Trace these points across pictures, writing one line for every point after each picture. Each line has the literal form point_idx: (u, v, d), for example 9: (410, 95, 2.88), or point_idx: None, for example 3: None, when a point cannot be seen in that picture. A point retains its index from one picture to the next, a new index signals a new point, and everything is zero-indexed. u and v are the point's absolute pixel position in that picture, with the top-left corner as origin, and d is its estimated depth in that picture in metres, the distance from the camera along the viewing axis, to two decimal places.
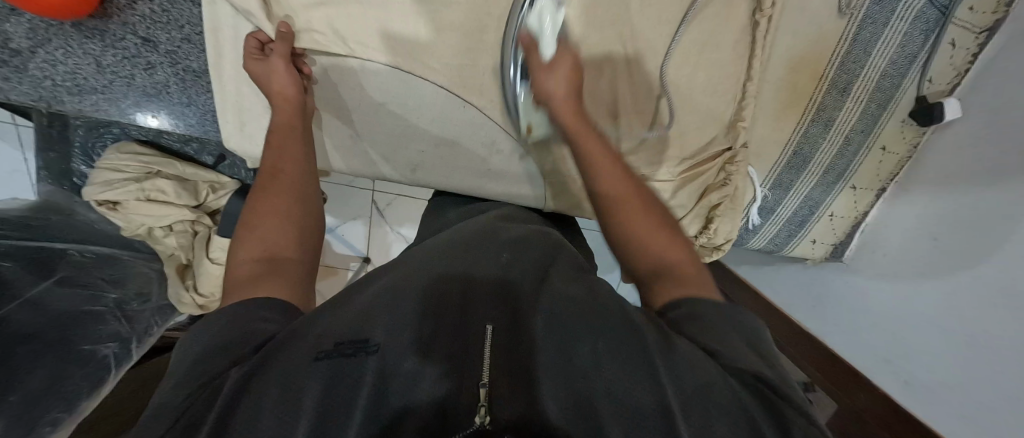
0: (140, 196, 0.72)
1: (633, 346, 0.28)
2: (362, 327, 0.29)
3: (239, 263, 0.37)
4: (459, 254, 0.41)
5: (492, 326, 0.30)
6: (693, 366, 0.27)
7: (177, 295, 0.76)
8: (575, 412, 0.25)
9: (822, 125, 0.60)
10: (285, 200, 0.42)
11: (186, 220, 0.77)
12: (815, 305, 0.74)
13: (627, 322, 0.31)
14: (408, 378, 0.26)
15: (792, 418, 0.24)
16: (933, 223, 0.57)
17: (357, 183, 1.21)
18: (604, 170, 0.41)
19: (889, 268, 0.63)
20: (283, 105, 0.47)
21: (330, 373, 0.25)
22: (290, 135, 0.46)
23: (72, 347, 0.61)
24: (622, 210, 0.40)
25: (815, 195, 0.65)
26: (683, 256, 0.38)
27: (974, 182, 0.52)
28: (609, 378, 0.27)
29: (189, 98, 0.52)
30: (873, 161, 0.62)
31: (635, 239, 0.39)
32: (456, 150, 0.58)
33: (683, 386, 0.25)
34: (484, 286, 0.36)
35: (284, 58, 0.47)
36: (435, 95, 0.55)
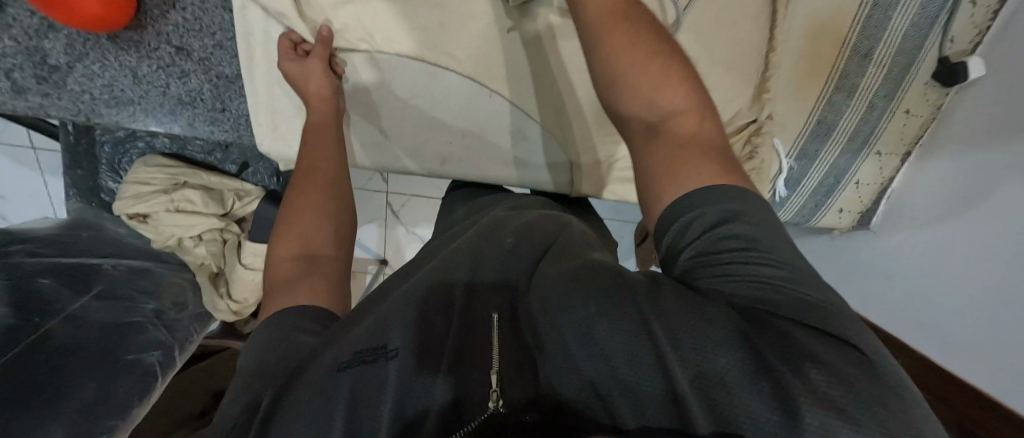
0: (170, 207, 0.74)
1: (626, 311, 0.25)
2: (376, 331, 0.30)
3: (278, 262, 0.38)
4: (484, 238, 0.41)
5: (497, 314, 0.32)
6: (694, 314, 0.22)
7: (213, 303, 0.77)
8: (586, 393, 0.24)
9: (846, 92, 0.60)
10: (317, 198, 0.42)
11: (215, 229, 0.78)
12: (852, 272, 0.73)
13: (621, 281, 0.27)
14: (423, 377, 0.27)
15: (820, 359, 0.18)
16: (954, 186, 0.58)
17: (371, 186, 1.22)
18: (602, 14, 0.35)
19: (920, 233, 0.63)
20: (317, 111, 0.48)
21: (354, 382, 0.27)
22: (324, 138, 0.47)
23: (118, 356, 0.63)
24: (617, 45, 0.34)
25: (841, 163, 0.64)
26: (700, 124, 0.32)
27: (990, 140, 0.53)
28: (604, 354, 0.24)
29: (223, 104, 0.52)
30: (898, 125, 0.62)
31: (627, 77, 0.33)
32: (482, 141, 0.58)
33: (680, 341, 0.21)
34: (503, 270, 0.37)
35: (320, 60, 0.48)
36: (462, 86, 0.55)
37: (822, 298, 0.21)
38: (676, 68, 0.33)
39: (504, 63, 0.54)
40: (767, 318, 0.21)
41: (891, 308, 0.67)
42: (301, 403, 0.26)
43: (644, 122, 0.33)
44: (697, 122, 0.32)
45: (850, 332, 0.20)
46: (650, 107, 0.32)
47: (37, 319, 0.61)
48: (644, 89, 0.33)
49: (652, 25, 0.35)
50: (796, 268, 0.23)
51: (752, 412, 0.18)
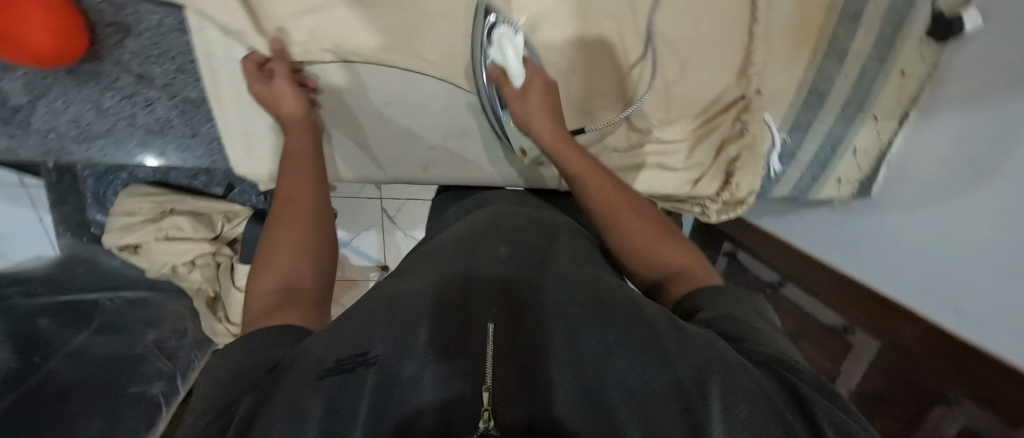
0: (159, 235, 0.74)
1: (641, 334, 0.27)
2: (360, 339, 0.29)
3: (257, 296, 0.36)
4: (472, 252, 0.41)
5: (493, 324, 0.30)
6: (705, 345, 0.26)
7: (211, 327, 0.78)
8: (585, 403, 0.24)
9: (836, 59, 0.57)
10: (298, 225, 0.41)
11: (207, 254, 0.77)
12: (860, 250, 0.74)
13: (633, 309, 0.30)
14: (408, 380, 0.26)
15: (825, 410, 0.22)
16: (964, 145, 0.56)
17: (364, 194, 1.20)
18: (592, 186, 0.44)
19: (919, 199, 0.63)
20: (297, 130, 0.46)
21: (333, 390, 0.25)
22: (297, 159, 0.45)
23: (122, 390, 0.65)
24: (611, 219, 0.42)
25: (837, 132, 0.62)
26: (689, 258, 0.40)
27: (999, 91, 0.51)
28: (616, 366, 0.25)
29: (193, 129, 0.51)
30: (894, 87, 0.59)
31: (624, 243, 0.41)
32: (464, 141, 0.56)
33: (697, 362, 0.24)
34: (491, 281, 0.36)
35: (286, 79, 0.46)
36: (437, 89, 0.53)
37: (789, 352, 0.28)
38: (666, 232, 0.41)
39: None
40: (756, 356, 0.27)
41: (903, 281, 0.67)
42: (268, 410, 0.23)
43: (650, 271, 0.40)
44: (697, 269, 0.39)
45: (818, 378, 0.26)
46: (657, 262, 0.39)
47: (37, 360, 0.62)
48: (641, 247, 0.40)
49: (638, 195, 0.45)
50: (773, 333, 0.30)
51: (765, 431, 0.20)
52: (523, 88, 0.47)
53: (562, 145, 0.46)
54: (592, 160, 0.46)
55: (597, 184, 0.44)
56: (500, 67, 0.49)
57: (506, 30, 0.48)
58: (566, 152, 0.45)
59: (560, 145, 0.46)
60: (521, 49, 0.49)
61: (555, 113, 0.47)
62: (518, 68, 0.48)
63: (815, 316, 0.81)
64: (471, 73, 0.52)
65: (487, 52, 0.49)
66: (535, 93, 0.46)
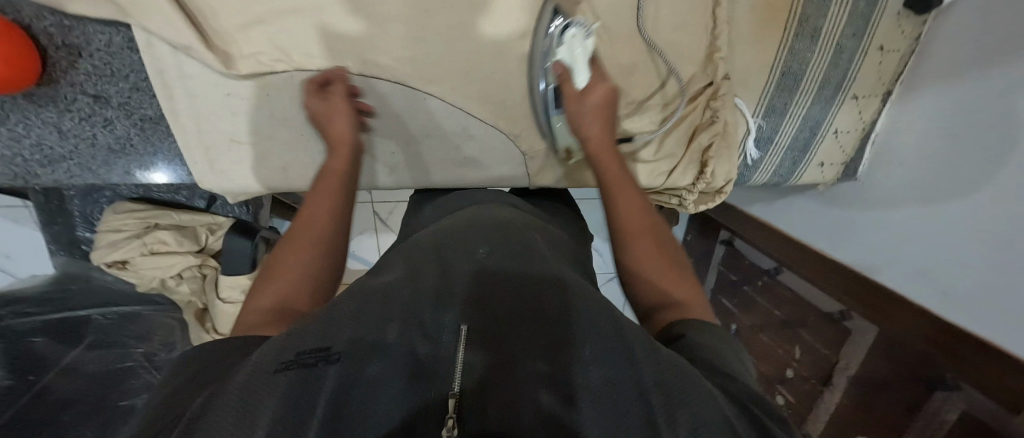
0: (144, 250, 0.74)
1: (626, 341, 0.28)
2: (325, 332, 0.28)
3: (248, 314, 0.36)
4: (443, 253, 0.40)
5: (467, 327, 0.29)
6: (668, 359, 0.27)
7: (199, 338, 0.80)
8: (555, 412, 0.25)
9: (808, 37, 0.54)
10: (312, 245, 0.42)
11: (193, 266, 0.78)
12: (849, 231, 0.71)
13: (614, 322, 0.30)
14: (370, 383, 0.26)
15: None
16: (938, 121, 0.55)
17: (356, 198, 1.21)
18: (622, 193, 0.47)
19: (903, 179, 0.61)
20: (340, 151, 0.48)
21: (292, 385, 0.24)
22: (329, 181, 0.47)
23: (114, 403, 0.67)
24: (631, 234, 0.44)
25: (815, 114, 0.59)
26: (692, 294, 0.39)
27: (982, 61, 0.49)
28: (590, 374, 0.27)
29: (154, 146, 0.51)
30: (873, 63, 0.57)
31: (635, 264, 0.42)
32: (428, 143, 0.57)
33: (664, 381, 0.25)
34: (469, 284, 0.34)
35: (343, 100, 0.48)
36: (396, 95, 0.52)
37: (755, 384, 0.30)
38: (676, 266, 0.41)
39: (435, 63, 0.51)
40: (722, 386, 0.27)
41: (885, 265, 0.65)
42: (222, 400, 0.23)
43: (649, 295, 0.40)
44: (697, 306, 0.38)
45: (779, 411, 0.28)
46: (655, 286, 0.40)
47: (33, 376, 0.62)
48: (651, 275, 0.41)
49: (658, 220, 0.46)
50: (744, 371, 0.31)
51: None
52: (582, 92, 0.49)
53: (606, 151, 0.49)
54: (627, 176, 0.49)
55: (626, 201, 0.46)
56: (567, 68, 0.49)
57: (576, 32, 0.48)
58: (605, 159, 0.49)
59: (603, 155, 0.49)
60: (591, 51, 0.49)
61: (608, 122, 0.50)
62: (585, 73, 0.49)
63: (819, 305, 0.80)
64: (527, 73, 0.52)
65: (552, 48, 0.49)
66: (592, 99, 0.49)
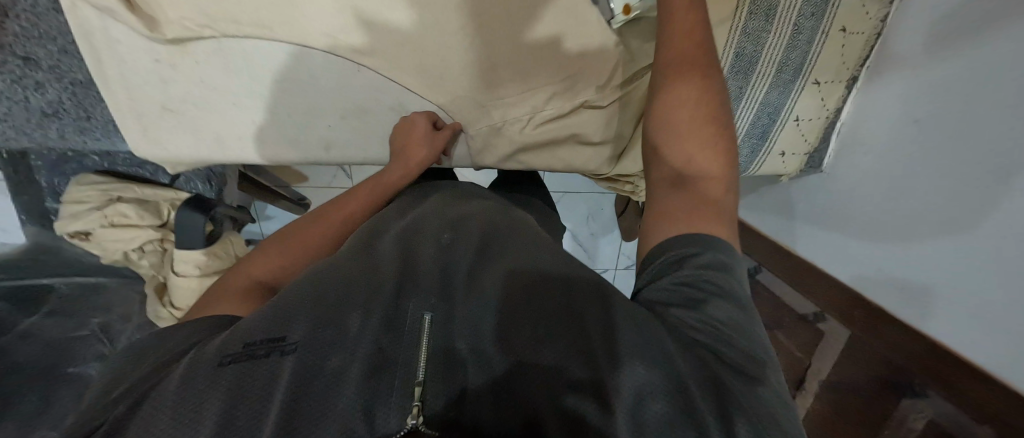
0: (104, 223, 0.73)
1: (643, 322, 0.24)
2: (277, 320, 0.27)
3: (242, 276, 0.41)
4: (411, 238, 0.38)
5: (430, 316, 0.27)
6: (646, 332, 0.23)
7: (156, 312, 0.79)
8: (501, 397, 0.24)
9: (763, 16, 0.52)
10: (320, 237, 0.46)
11: (155, 240, 0.77)
12: (843, 234, 0.66)
13: (585, 291, 0.28)
14: (330, 376, 0.23)
15: (755, 413, 0.20)
16: (916, 106, 0.52)
17: (337, 182, 1.23)
18: (675, 50, 0.41)
19: (879, 177, 0.59)
20: (403, 170, 0.53)
21: (235, 382, 0.23)
22: (375, 187, 0.53)
23: (59, 370, 0.67)
24: (677, 94, 0.39)
25: (773, 99, 0.59)
26: (718, 179, 0.35)
27: (960, 40, 0.46)
28: (565, 365, 0.23)
29: (86, 112, 0.52)
30: (836, 46, 0.55)
31: (676, 127, 0.38)
32: (365, 118, 0.55)
33: (618, 351, 0.23)
34: (433, 271, 0.33)
35: (441, 139, 0.54)
36: (328, 65, 0.51)
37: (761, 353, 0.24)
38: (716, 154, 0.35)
39: (367, 32, 0.49)
40: (709, 362, 0.23)
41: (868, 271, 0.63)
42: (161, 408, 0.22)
43: (674, 163, 0.37)
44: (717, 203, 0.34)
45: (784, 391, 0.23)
46: (676, 165, 0.37)
47: None
48: (690, 145, 0.36)
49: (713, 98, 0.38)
50: (757, 341, 0.25)
51: None
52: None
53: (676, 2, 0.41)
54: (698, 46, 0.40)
55: (676, 71, 0.40)
56: None
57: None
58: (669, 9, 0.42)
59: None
60: None
61: None
62: None
63: (792, 305, 0.79)
64: None
65: None
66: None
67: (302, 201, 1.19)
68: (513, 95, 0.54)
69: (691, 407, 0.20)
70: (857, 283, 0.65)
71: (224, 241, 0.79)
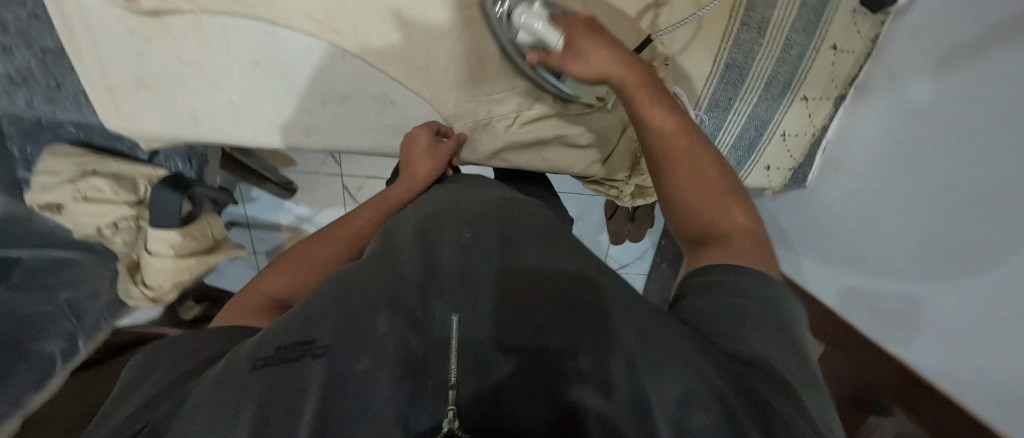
0: (77, 196, 0.67)
1: (678, 338, 0.24)
2: (309, 322, 0.25)
3: (251, 294, 0.41)
4: (428, 237, 0.37)
5: (457, 318, 0.27)
6: (672, 342, 0.24)
7: (126, 289, 0.77)
8: (538, 399, 0.23)
9: (754, 28, 0.55)
10: (328, 251, 0.48)
11: (130, 217, 0.72)
12: (820, 252, 0.68)
13: (604, 296, 0.28)
14: (360, 380, 0.22)
15: (790, 419, 0.20)
16: (907, 127, 0.53)
17: (325, 169, 1.22)
18: (653, 119, 0.43)
19: (864, 198, 0.59)
20: (409, 186, 0.55)
21: (270, 381, 0.20)
22: (384, 202, 0.54)
23: (20, 346, 0.65)
24: (672, 157, 0.40)
25: (761, 112, 0.62)
26: (744, 229, 0.36)
27: (967, 60, 0.45)
28: (603, 374, 0.23)
29: (57, 81, 0.50)
30: (827, 62, 0.59)
31: (683, 192, 0.39)
32: (348, 106, 0.54)
33: (650, 355, 0.23)
34: (458, 270, 0.31)
35: (448, 148, 0.55)
36: (310, 48, 0.50)
37: (792, 367, 0.25)
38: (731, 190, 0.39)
39: (352, 18, 0.48)
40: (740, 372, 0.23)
41: (853, 289, 0.63)
42: (189, 417, 0.19)
43: (693, 222, 0.38)
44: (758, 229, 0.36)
45: (817, 404, 0.23)
46: (696, 221, 0.37)
47: None
48: (700, 206, 0.38)
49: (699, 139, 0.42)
50: (790, 352, 0.26)
51: None
52: (574, 54, 0.45)
53: (635, 79, 0.44)
54: (675, 111, 0.44)
55: (666, 132, 0.42)
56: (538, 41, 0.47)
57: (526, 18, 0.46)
58: (629, 81, 0.44)
59: (632, 78, 0.44)
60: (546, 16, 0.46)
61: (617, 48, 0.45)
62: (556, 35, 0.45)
63: None
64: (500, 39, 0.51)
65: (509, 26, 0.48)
66: (602, 55, 0.44)
67: (288, 185, 1.18)
68: (498, 95, 0.55)
69: (732, 413, 0.20)
70: (837, 301, 0.66)
71: (202, 222, 0.77)
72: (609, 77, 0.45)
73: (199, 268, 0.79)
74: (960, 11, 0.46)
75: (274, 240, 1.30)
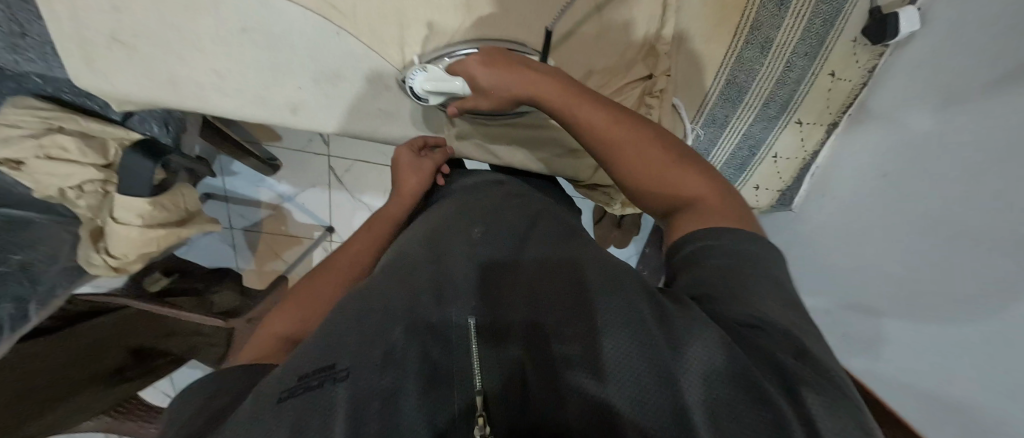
0: (40, 154, 0.63)
1: (698, 318, 0.25)
2: (326, 354, 0.27)
3: (261, 335, 0.41)
4: (439, 247, 0.40)
5: (474, 320, 0.30)
6: (692, 321, 0.24)
7: (86, 256, 0.73)
8: (572, 392, 0.24)
9: (759, 46, 0.57)
10: (332, 276, 0.50)
11: (96, 181, 0.68)
12: (799, 273, 0.74)
13: (619, 283, 0.30)
14: (384, 391, 0.24)
15: (819, 393, 0.21)
16: (891, 154, 0.55)
17: (311, 147, 1.19)
18: (588, 132, 0.42)
19: (845, 222, 0.63)
20: (401, 201, 0.59)
21: (297, 414, 0.22)
22: (381, 223, 0.57)
23: None
24: (619, 144, 0.40)
25: (756, 132, 0.64)
26: (709, 191, 0.37)
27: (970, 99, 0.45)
28: (626, 366, 0.24)
29: (21, 28, 0.46)
30: (823, 89, 0.60)
31: (638, 172, 0.40)
32: (339, 86, 0.52)
33: (671, 339, 0.24)
34: (463, 279, 0.35)
35: (431, 161, 0.59)
36: (305, 21, 0.47)
37: (817, 344, 0.25)
38: (692, 169, 0.39)
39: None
40: (770, 349, 0.23)
41: (823, 308, 0.69)
42: (229, 435, 0.22)
43: (659, 198, 0.39)
44: (729, 200, 0.36)
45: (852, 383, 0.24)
46: (666, 197, 0.39)
47: None
48: (660, 179, 0.39)
49: (655, 127, 0.42)
50: (808, 327, 0.26)
51: (750, 428, 0.19)
52: (489, 92, 0.46)
53: (558, 96, 0.43)
54: (610, 107, 0.42)
55: (605, 131, 0.41)
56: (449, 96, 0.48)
57: (424, 74, 0.47)
58: (552, 98, 0.43)
59: (558, 96, 0.43)
60: (437, 72, 0.47)
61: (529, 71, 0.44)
62: (461, 88, 0.47)
63: None
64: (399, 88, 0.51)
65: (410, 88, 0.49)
66: (515, 88, 0.44)
67: (271, 161, 1.14)
68: None
69: (762, 390, 0.20)
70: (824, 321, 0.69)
71: (175, 192, 0.74)
72: (536, 102, 0.44)
73: (169, 240, 0.76)
74: (966, 51, 0.45)
75: (252, 217, 1.26)
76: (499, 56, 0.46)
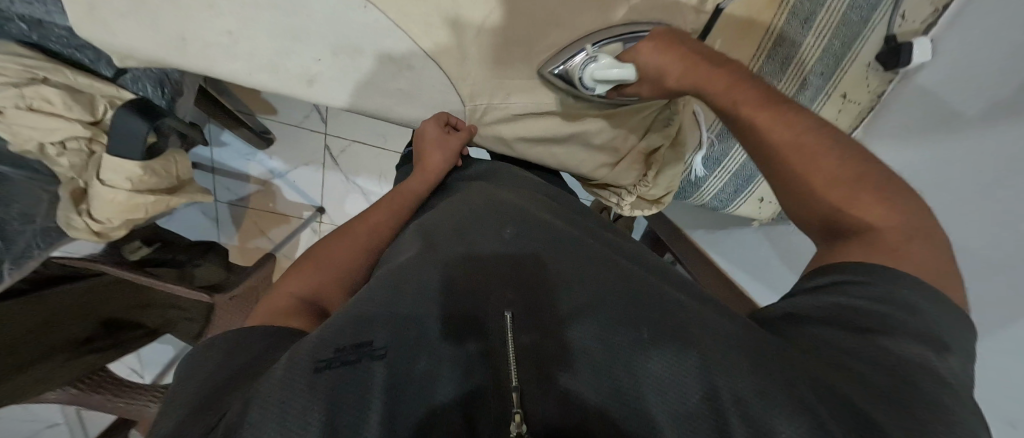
0: (20, 104, 0.58)
1: (748, 345, 0.26)
2: (363, 324, 0.27)
3: (279, 294, 0.41)
4: (468, 234, 0.41)
5: (510, 313, 0.30)
6: (745, 348, 0.26)
7: (65, 218, 0.68)
8: (609, 399, 0.26)
9: (778, 62, 0.60)
10: (347, 242, 0.49)
11: (81, 138, 0.63)
12: None
13: (662, 302, 0.31)
14: (420, 376, 0.27)
15: (896, 421, 0.21)
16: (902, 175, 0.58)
17: (307, 124, 1.14)
18: (756, 125, 0.40)
19: None
20: (423, 176, 0.58)
21: (336, 384, 0.23)
22: (400, 197, 0.56)
23: None
24: (808, 148, 0.37)
25: None
26: (898, 224, 0.33)
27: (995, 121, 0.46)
28: (670, 379, 0.25)
29: None
30: (834, 108, 0.62)
31: (817, 182, 0.36)
32: (357, 59, 0.50)
33: (717, 361, 0.25)
34: (500, 279, 0.34)
35: (456, 141, 0.57)
36: None
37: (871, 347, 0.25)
38: (887, 199, 0.34)
39: None
40: (830, 378, 0.24)
41: None
42: (263, 406, 0.22)
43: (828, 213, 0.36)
44: (924, 246, 0.32)
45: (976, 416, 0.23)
46: (832, 211, 0.35)
47: None
48: (841, 196, 0.35)
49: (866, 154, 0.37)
50: (907, 341, 0.26)
51: None
52: (658, 77, 0.47)
53: (720, 83, 0.43)
54: (792, 108, 0.40)
55: (779, 127, 0.39)
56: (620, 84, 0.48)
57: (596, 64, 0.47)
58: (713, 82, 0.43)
59: (729, 83, 0.43)
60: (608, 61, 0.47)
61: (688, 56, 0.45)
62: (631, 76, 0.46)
63: None
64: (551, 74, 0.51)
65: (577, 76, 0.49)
66: (673, 64, 0.46)
67: (264, 134, 1.10)
68: (516, 92, 0.54)
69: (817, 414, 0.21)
70: None
71: (166, 158, 0.70)
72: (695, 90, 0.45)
73: (155, 208, 0.72)
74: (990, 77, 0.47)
75: (240, 190, 1.22)
76: (671, 41, 0.47)
